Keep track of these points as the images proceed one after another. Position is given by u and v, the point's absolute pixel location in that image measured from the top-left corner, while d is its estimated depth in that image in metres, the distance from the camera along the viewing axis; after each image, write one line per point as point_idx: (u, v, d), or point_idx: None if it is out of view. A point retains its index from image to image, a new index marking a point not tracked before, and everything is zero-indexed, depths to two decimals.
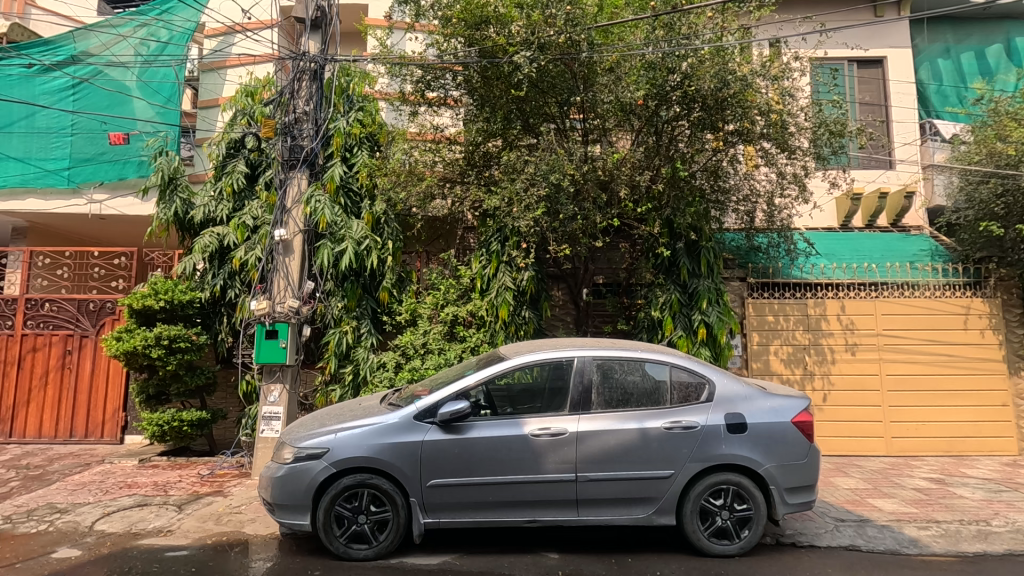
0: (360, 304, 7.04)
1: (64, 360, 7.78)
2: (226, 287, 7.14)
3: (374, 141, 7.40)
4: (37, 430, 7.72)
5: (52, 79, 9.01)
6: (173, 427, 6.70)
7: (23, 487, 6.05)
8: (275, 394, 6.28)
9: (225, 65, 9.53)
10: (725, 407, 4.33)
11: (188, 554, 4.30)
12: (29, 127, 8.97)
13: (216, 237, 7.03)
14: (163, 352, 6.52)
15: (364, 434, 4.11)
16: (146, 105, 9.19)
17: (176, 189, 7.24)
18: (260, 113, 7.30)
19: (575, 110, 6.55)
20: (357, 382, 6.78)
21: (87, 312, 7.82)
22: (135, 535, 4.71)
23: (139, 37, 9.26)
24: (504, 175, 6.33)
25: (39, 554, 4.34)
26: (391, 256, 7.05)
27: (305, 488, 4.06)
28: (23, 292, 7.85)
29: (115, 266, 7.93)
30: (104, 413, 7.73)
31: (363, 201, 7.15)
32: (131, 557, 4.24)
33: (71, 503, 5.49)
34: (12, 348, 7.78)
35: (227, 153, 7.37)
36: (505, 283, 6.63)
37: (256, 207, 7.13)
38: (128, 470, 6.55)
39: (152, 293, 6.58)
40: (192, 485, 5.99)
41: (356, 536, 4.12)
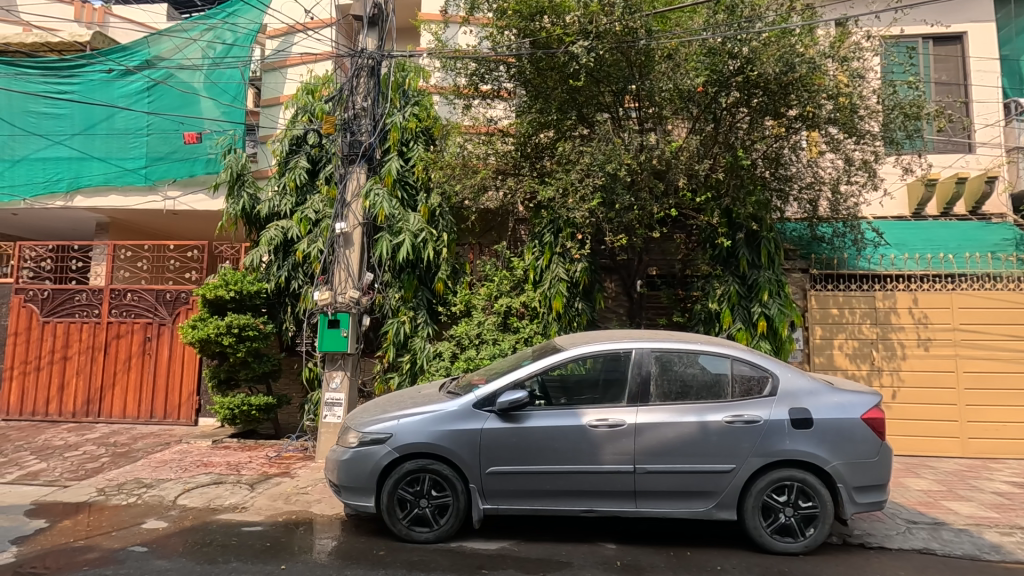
0: (416, 295, 7.23)
1: (145, 347, 8.34)
2: (290, 278, 7.46)
3: (429, 135, 7.50)
4: (122, 410, 8.31)
5: (129, 82, 9.58)
6: (243, 411, 7.07)
7: (112, 462, 6.55)
8: (337, 381, 6.54)
9: (286, 64, 9.86)
10: (789, 402, 4.22)
11: (262, 530, 4.56)
12: (110, 129, 9.60)
13: (280, 230, 7.32)
14: (234, 339, 6.88)
15: (425, 421, 4.23)
16: (214, 104, 9.64)
17: (243, 184, 7.57)
18: (320, 110, 7.57)
19: (631, 99, 6.45)
20: (414, 370, 6.98)
21: (165, 302, 8.36)
22: (213, 510, 5.03)
23: (206, 40, 9.68)
24: (559, 166, 6.35)
25: (130, 524, 4.70)
26: (446, 248, 7.19)
27: (369, 472, 4.22)
28: (108, 283, 8.45)
29: (189, 258, 8.44)
30: (180, 397, 8.24)
31: (419, 194, 7.31)
32: (211, 531, 4.54)
33: (155, 478, 5.91)
34: (99, 334, 8.41)
35: (289, 149, 7.63)
36: (558, 275, 6.66)
37: (318, 201, 7.40)
38: (203, 450, 6.99)
39: (223, 283, 6.94)
40: (262, 465, 6.33)
41: (418, 520, 4.25)
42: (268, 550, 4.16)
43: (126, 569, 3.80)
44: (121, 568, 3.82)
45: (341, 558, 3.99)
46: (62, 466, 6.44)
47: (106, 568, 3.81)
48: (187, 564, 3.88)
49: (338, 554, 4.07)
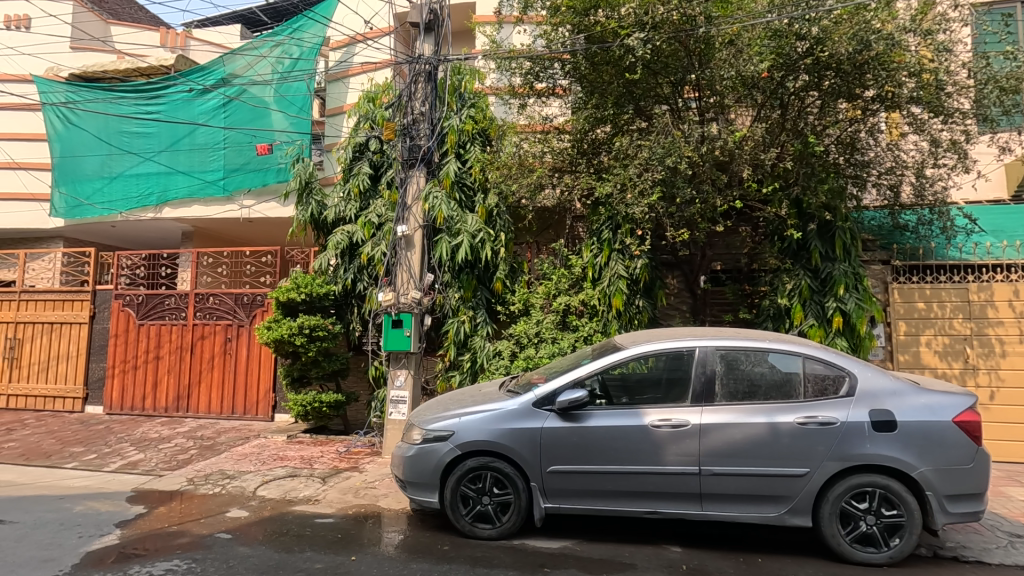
0: (476, 294, 7.34)
1: (226, 347, 8.93)
2: (355, 280, 7.77)
3: (486, 136, 7.59)
4: (207, 406, 8.92)
5: (208, 100, 10.29)
6: (315, 408, 7.42)
7: (200, 454, 7.06)
8: (401, 379, 6.73)
9: (349, 74, 10.22)
10: (869, 403, 3.96)
11: (334, 522, 4.78)
12: (193, 145, 10.35)
13: (346, 235, 7.63)
14: (306, 340, 7.23)
15: (486, 419, 4.28)
16: (283, 117, 10.10)
17: (311, 191, 7.92)
18: (381, 117, 7.82)
19: (690, 89, 6.24)
20: (475, 368, 7.09)
21: (243, 304, 8.91)
22: (289, 501, 5.33)
23: (275, 56, 10.22)
24: (616, 162, 6.26)
25: (216, 512, 5.05)
26: (503, 248, 7.27)
27: (433, 468, 4.31)
28: (193, 288, 9.11)
29: (263, 263, 8.96)
30: (258, 393, 8.77)
31: (476, 195, 7.42)
32: (288, 521, 4.81)
33: (237, 470, 6.32)
34: (186, 336, 9.08)
35: (353, 156, 7.94)
36: (617, 272, 6.55)
37: (380, 206, 7.65)
38: (279, 444, 7.40)
39: (294, 286, 7.32)
40: (333, 460, 6.63)
41: (480, 516, 4.31)
42: (339, 541, 4.35)
43: (213, 554, 4.09)
44: (208, 553, 4.11)
45: (407, 551, 4.12)
46: (157, 457, 7.01)
47: (195, 552, 4.11)
48: (266, 552, 4.12)
49: (405, 547, 4.19)
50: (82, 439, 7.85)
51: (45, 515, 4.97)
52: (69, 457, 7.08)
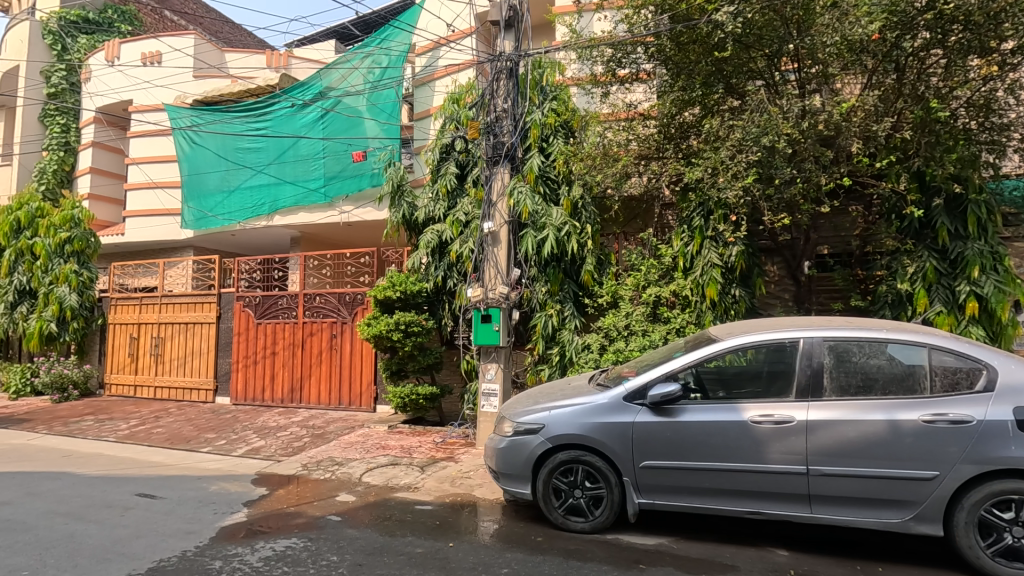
0: (563, 288, 7.34)
1: (332, 343, 9.62)
2: (446, 277, 8.03)
3: (568, 127, 7.55)
4: (317, 397, 9.66)
5: (308, 113, 11.08)
6: (413, 400, 7.78)
7: (312, 442, 7.67)
8: (492, 373, 6.87)
9: (434, 77, 10.53)
10: (1012, 399, 3.50)
11: (432, 509, 5.01)
12: (297, 156, 11.20)
13: (436, 234, 7.89)
14: (402, 335, 7.60)
15: (576, 412, 4.27)
16: (375, 124, 10.61)
17: (403, 194, 8.28)
18: (465, 117, 8.00)
19: (788, 60, 5.80)
20: (564, 362, 7.10)
21: (345, 303, 9.54)
22: (391, 488, 5.65)
23: (366, 67, 10.71)
24: (706, 145, 5.97)
25: (327, 496, 5.46)
26: (590, 240, 7.22)
27: (524, 460, 4.36)
28: (302, 289, 9.88)
29: (363, 264, 9.53)
30: (361, 386, 9.34)
31: (561, 188, 7.38)
32: (390, 507, 5.10)
33: (345, 457, 6.80)
34: (297, 333, 9.88)
35: (440, 157, 8.19)
36: (711, 260, 6.26)
37: (467, 204, 7.86)
38: (382, 434, 7.85)
39: (390, 285, 7.72)
40: (430, 450, 6.94)
41: (573, 509, 4.30)
42: (438, 527, 4.54)
43: (325, 535, 4.43)
44: (321, 533, 4.46)
45: (502, 540, 4.21)
46: (276, 444, 7.70)
47: (310, 532, 4.48)
48: (372, 535, 4.40)
49: (500, 536, 4.30)
50: (215, 426, 8.81)
51: (187, 493, 5.64)
52: (205, 442, 7.98)
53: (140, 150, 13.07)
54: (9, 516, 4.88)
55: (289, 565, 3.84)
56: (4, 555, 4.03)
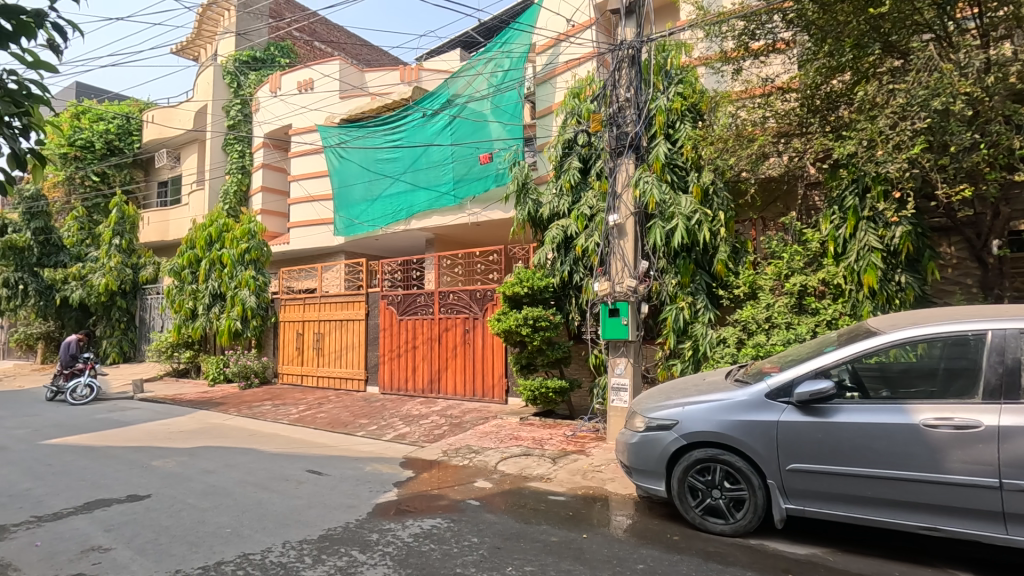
0: (694, 279, 6.99)
1: (466, 338, 10.18)
2: (572, 272, 8.09)
3: (696, 111, 7.18)
4: (454, 389, 10.27)
5: (438, 121, 11.76)
6: (543, 393, 7.95)
7: (451, 430, 8.18)
8: (621, 367, 6.80)
9: (555, 73, 10.63)
10: None
11: (565, 500, 5.10)
12: (429, 163, 11.95)
13: (561, 229, 7.95)
14: (531, 330, 7.80)
15: (713, 409, 4.08)
16: (499, 125, 10.95)
17: (528, 191, 8.46)
18: (587, 110, 7.96)
19: (965, 5, 4.98)
20: (697, 357, 6.78)
21: (477, 299, 10.08)
22: (525, 478, 5.85)
23: (489, 71, 11.03)
24: (859, 115, 5.34)
25: (466, 481, 5.81)
26: (724, 228, 6.81)
27: (658, 456, 4.25)
28: (438, 287, 10.58)
29: (491, 262, 9.91)
30: (493, 379, 9.75)
31: (690, 174, 7.04)
32: (525, 495, 5.28)
33: (481, 446, 7.17)
34: (435, 328, 10.61)
35: (563, 153, 8.24)
36: (868, 244, 5.61)
37: (591, 197, 7.82)
38: (514, 425, 8.14)
39: (518, 281, 7.96)
40: (561, 442, 7.05)
41: (711, 510, 4.11)
42: (571, 518, 4.62)
43: (465, 517, 4.73)
44: (462, 516, 4.76)
45: (637, 535, 4.17)
46: (419, 431, 8.34)
47: (452, 514, 4.80)
48: (508, 520, 4.60)
49: (634, 532, 4.25)
50: (367, 413, 9.77)
51: (347, 471, 6.34)
52: (359, 427, 8.88)
53: (300, 168, 14.86)
54: (214, 482, 5.86)
55: (435, 543, 4.15)
56: (212, 515, 4.86)
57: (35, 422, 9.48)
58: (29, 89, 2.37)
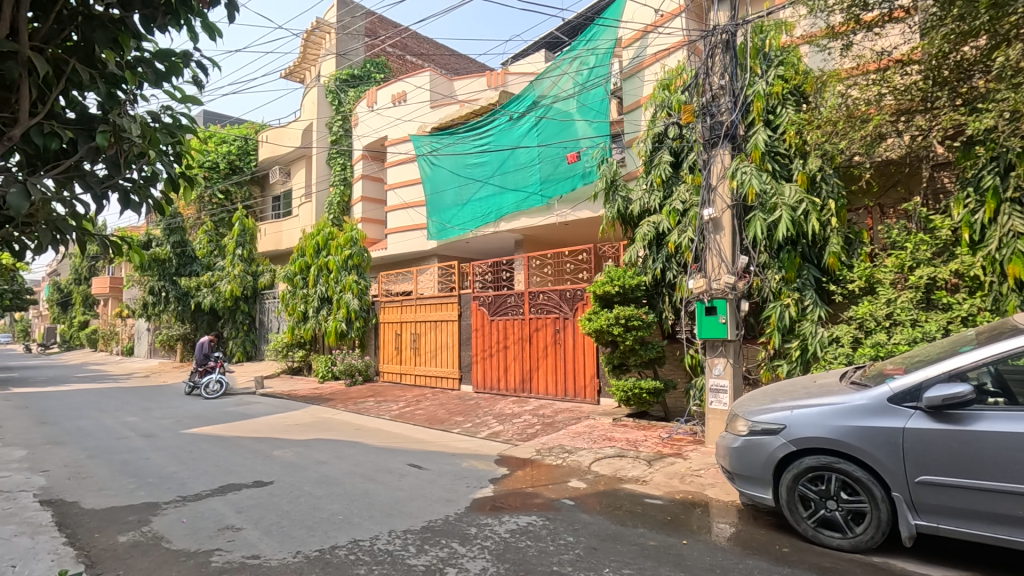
0: (801, 274, 6.53)
1: (556, 337, 10.21)
2: (665, 269, 7.83)
3: (800, 93, 6.72)
4: (545, 388, 10.32)
5: (525, 123, 11.90)
6: (636, 393, 7.77)
7: (543, 429, 8.25)
8: (720, 368, 6.51)
9: (643, 66, 10.34)
10: None
11: (662, 504, 4.97)
12: (517, 164, 12.11)
13: (652, 226, 7.74)
14: (623, 329, 7.66)
15: (825, 414, 3.79)
16: (586, 123, 10.87)
17: (617, 188, 8.30)
18: (678, 101, 7.70)
19: None
20: (806, 358, 6.32)
21: (567, 299, 10.07)
22: (620, 479, 5.76)
23: (575, 69, 10.97)
24: (997, 84, 4.75)
25: (560, 481, 5.83)
26: (835, 217, 6.30)
27: (763, 462, 4.01)
28: (528, 287, 10.70)
29: (581, 261, 9.87)
30: (585, 379, 9.69)
31: (794, 162, 6.61)
32: (620, 497, 5.21)
33: (574, 446, 7.16)
34: (525, 328, 10.74)
35: (653, 147, 8.00)
36: (1012, 228, 4.93)
37: (684, 191, 7.55)
38: (607, 426, 8.04)
39: (609, 280, 7.86)
40: (657, 445, 6.87)
41: (826, 522, 3.82)
42: (670, 523, 4.49)
43: (561, 516, 4.74)
44: (557, 515, 4.79)
45: (741, 544, 3.97)
46: (512, 429, 8.48)
47: (548, 512, 4.84)
48: (604, 521, 4.56)
49: (738, 541, 4.05)
50: (462, 411, 10.08)
51: (445, 467, 6.60)
52: (455, 424, 9.20)
53: (396, 177, 15.65)
54: (326, 472, 6.33)
55: (531, 540, 4.21)
56: (326, 502, 5.25)
57: (177, 413, 10.74)
58: (183, 121, 2.47)
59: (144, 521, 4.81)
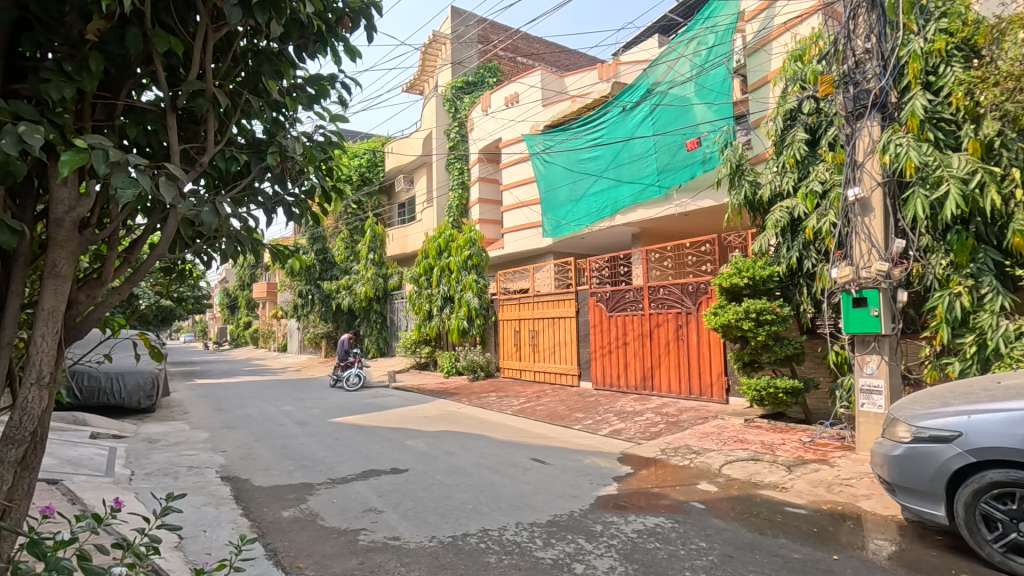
0: (975, 258, 5.60)
1: (679, 333, 9.80)
2: (802, 258, 7.14)
3: (971, 47, 5.78)
4: (668, 386, 9.93)
5: (639, 113, 11.54)
6: (771, 393, 7.19)
7: (668, 429, 7.95)
8: (872, 366, 5.86)
9: (770, 39, 9.53)
10: None
11: (806, 514, 4.55)
12: (632, 156, 11.78)
13: (786, 211, 7.13)
14: (753, 324, 7.14)
15: (1015, 420, 3.26)
16: (705, 107, 10.29)
17: (743, 173, 7.75)
18: (813, 72, 7.00)
19: None
20: (984, 355, 5.41)
21: (689, 293, 9.64)
22: (756, 484, 5.37)
23: (692, 51, 10.42)
24: None
25: (688, 483, 5.58)
26: (1020, 189, 5.33)
27: (933, 474, 3.52)
28: (647, 282, 10.40)
29: (703, 252, 9.43)
30: (711, 377, 9.19)
31: (963, 128, 5.72)
32: (757, 504, 4.85)
33: (702, 447, 6.82)
34: (645, 324, 10.44)
35: (784, 125, 7.33)
36: None
37: (823, 170, 6.84)
38: (738, 427, 7.54)
39: (736, 271, 7.37)
40: (797, 449, 6.31)
41: (1019, 547, 3.24)
42: (816, 535, 4.09)
43: (691, 519, 4.53)
44: (687, 518, 4.59)
45: (907, 565, 3.50)
46: (634, 427, 8.28)
47: (677, 514, 4.66)
48: (739, 529, 4.28)
49: (902, 561, 3.58)
50: (582, 408, 10.05)
51: (567, 463, 6.62)
52: (575, 420, 9.18)
53: (511, 177, 16.00)
54: (455, 463, 6.65)
55: (660, 541, 4.08)
56: (456, 491, 5.52)
57: (324, 404, 11.92)
58: (331, 140, 2.71)
59: (301, 499, 5.40)
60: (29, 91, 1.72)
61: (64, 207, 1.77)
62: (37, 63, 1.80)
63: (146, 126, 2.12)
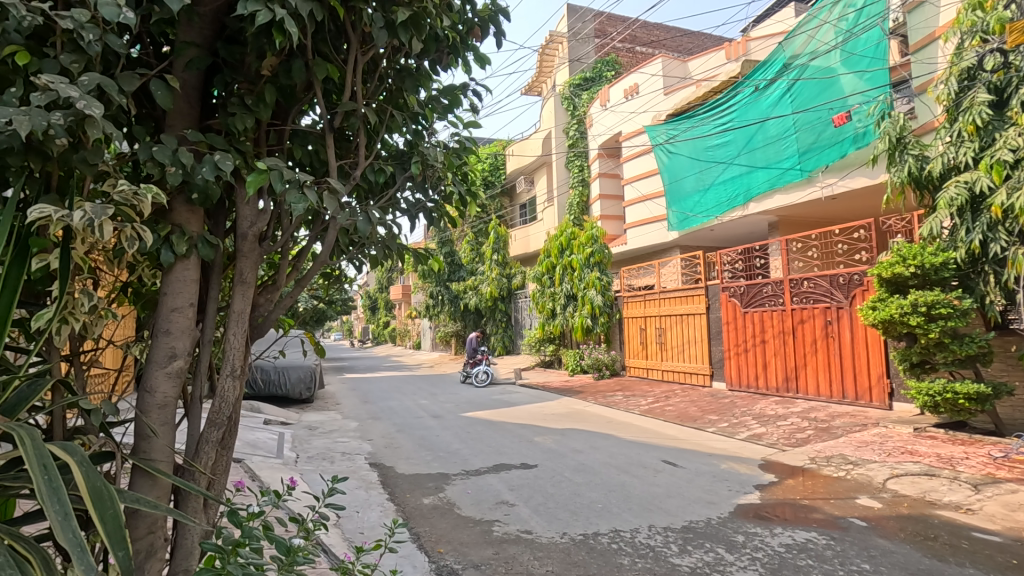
0: None
1: (828, 330, 8.84)
2: (988, 241, 6.01)
3: None
4: (816, 389, 9.02)
5: (775, 91, 10.64)
6: (947, 399, 6.23)
7: (817, 435, 7.22)
8: None
9: None
10: None
11: (1001, 541, 3.86)
12: (766, 138, 10.89)
13: (962, 187, 6.11)
14: (923, 319, 6.25)
15: None
16: (855, 76, 9.27)
17: (906, 147, 6.77)
18: (997, 21, 5.92)
19: None
20: None
21: (840, 285, 8.66)
22: (931, 503, 4.68)
23: (837, 16, 9.40)
24: None
25: (844, 496, 5.02)
26: None
27: None
28: (788, 274, 9.56)
29: (857, 239, 8.53)
30: (870, 379, 8.20)
31: None
32: (933, 525, 4.22)
33: (860, 457, 6.09)
34: (787, 320, 9.58)
35: (961, 87, 6.30)
36: None
37: (1013, 134, 5.72)
38: (906, 437, 6.63)
39: (900, 260, 6.52)
40: (984, 465, 5.40)
41: None
42: (1016, 568, 3.46)
43: (850, 537, 4.07)
44: (845, 535, 4.12)
45: None
46: (777, 432, 7.64)
47: (832, 530, 4.21)
48: (913, 552, 3.75)
49: None
50: (716, 409, 9.50)
51: (702, 466, 6.29)
52: (709, 422, 8.70)
53: (632, 170, 15.59)
54: (583, 461, 6.62)
55: (813, 559, 3.71)
56: (585, 489, 5.49)
57: (456, 399, 12.56)
58: (466, 144, 2.84)
59: (439, 488, 5.73)
60: (221, 125, 2.01)
61: (248, 223, 2.03)
62: (225, 100, 2.08)
63: (308, 147, 2.40)
